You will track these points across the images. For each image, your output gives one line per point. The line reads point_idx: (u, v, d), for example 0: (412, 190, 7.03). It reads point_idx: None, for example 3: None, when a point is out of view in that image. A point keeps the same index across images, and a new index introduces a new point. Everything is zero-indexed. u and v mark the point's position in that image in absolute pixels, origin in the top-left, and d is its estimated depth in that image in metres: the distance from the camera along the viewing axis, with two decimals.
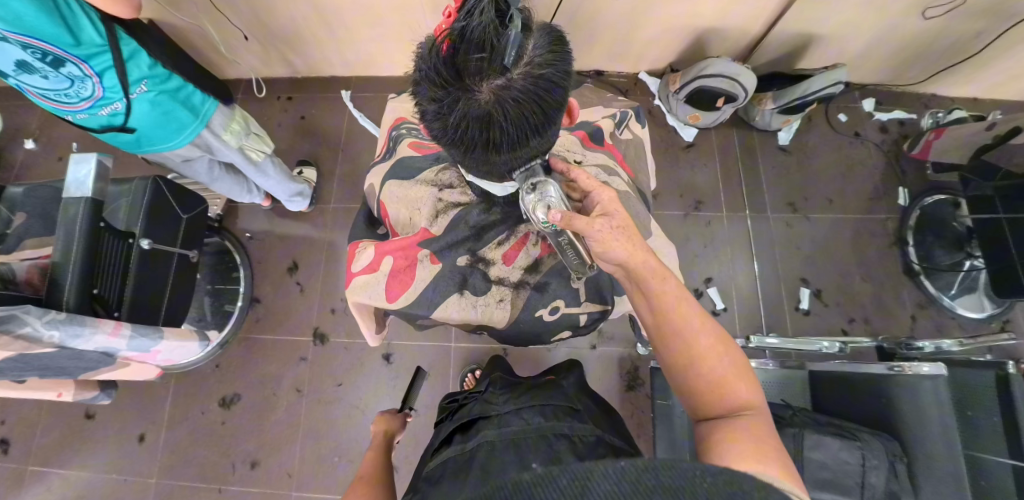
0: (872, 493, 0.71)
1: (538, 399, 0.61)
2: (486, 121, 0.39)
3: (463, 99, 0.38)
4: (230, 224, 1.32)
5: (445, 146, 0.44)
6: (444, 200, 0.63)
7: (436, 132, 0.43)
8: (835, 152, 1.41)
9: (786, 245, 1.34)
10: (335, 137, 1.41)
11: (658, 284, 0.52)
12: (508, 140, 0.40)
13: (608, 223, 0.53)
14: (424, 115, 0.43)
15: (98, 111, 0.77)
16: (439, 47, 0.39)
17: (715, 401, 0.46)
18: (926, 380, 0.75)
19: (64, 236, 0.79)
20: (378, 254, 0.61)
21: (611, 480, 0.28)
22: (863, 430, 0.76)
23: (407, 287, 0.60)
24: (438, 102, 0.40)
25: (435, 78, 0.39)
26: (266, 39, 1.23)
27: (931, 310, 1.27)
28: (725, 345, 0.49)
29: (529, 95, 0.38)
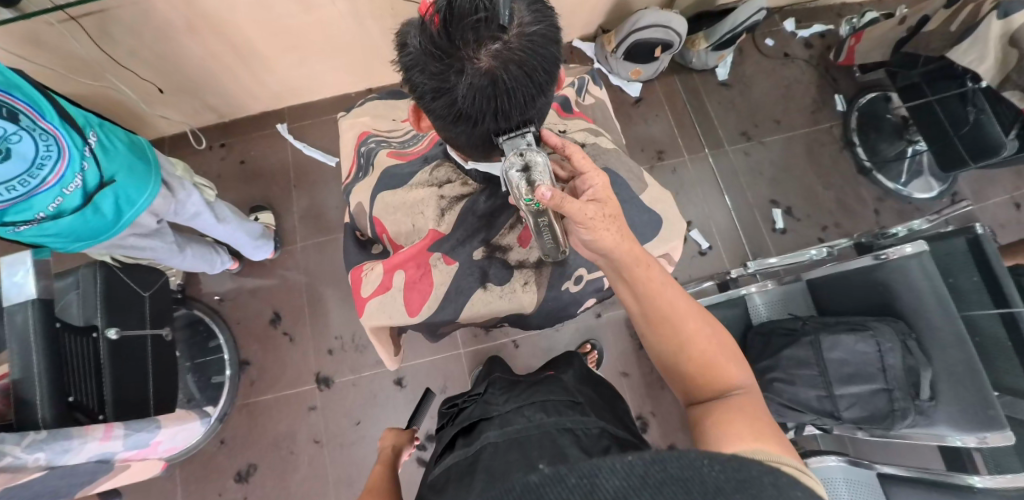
0: (894, 373, 0.76)
1: (538, 395, 0.59)
2: (495, 93, 0.35)
3: (464, 73, 0.34)
4: (193, 292, 1.22)
5: (444, 124, 0.40)
6: (446, 197, 0.59)
7: (437, 111, 0.39)
8: (771, 75, 1.48)
9: (750, 173, 1.40)
10: (283, 175, 1.33)
11: (644, 273, 0.53)
12: (518, 108, 0.37)
13: (598, 210, 0.52)
14: (419, 94, 0.39)
15: (70, 183, 0.66)
16: (427, 17, 0.34)
17: (707, 385, 0.47)
18: (912, 259, 0.80)
19: (18, 347, 0.71)
20: (388, 272, 0.59)
21: (618, 475, 0.23)
22: (870, 319, 0.81)
23: (427, 296, 0.58)
24: (435, 80, 0.36)
25: (429, 52, 0.35)
26: (182, 86, 1.13)
27: (888, 200, 1.37)
28: (712, 329, 0.51)
29: (533, 57, 0.35)
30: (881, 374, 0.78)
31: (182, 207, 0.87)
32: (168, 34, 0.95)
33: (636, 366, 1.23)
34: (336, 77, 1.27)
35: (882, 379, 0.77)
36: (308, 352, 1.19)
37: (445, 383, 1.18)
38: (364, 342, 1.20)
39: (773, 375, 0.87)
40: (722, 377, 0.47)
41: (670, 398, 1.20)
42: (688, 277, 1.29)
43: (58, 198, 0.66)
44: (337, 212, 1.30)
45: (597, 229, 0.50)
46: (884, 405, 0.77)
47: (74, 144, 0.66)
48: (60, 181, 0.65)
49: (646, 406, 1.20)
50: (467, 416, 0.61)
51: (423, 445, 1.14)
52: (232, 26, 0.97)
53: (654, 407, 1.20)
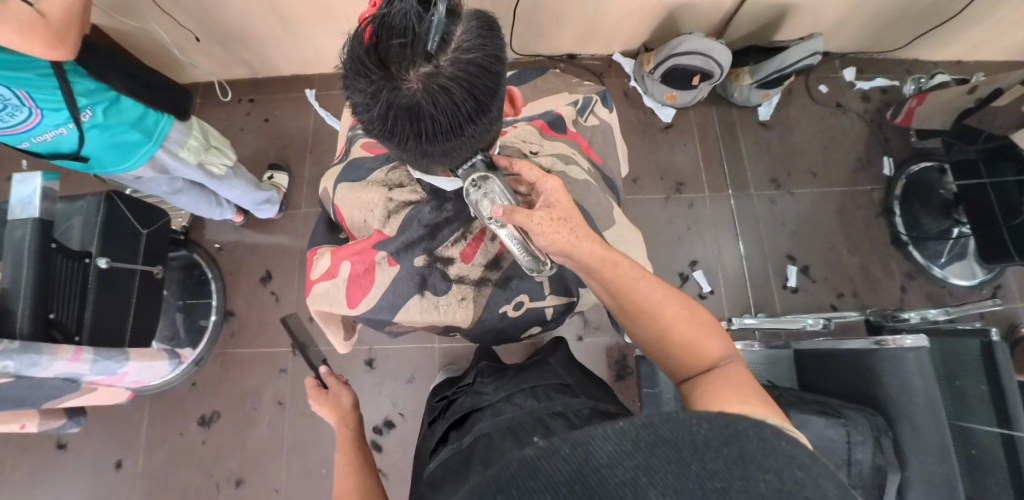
0: (859, 469, 0.68)
1: (527, 383, 0.59)
2: (418, 116, 0.34)
3: (387, 91, 0.33)
4: (197, 236, 1.27)
5: (375, 138, 0.39)
6: (397, 200, 0.59)
7: (365, 125, 0.37)
8: (817, 124, 1.38)
9: (771, 223, 1.32)
10: (301, 139, 1.36)
11: (612, 270, 0.51)
12: (444, 134, 0.36)
13: (552, 213, 0.51)
14: (352, 106, 0.38)
15: (42, 139, 0.72)
16: (362, 30, 0.33)
17: (688, 360, 0.45)
18: (908, 352, 0.72)
19: (13, 261, 0.76)
20: (335, 259, 0.59)
21: (610, 440, 0.24)
22: (847, 408, 0.74)
23: (366, 291, 0.57)
24: (362, 93, 0.35)
25: (357, 66, 0.34)
26: (219, 38, 1.18)
27: (920, 279, 1.26)
28: (688, 307, 0.48)
29: (463, 85, 0.33)
30: (845, 468, 0.70)
31: (182, 174, 0.93)
32: None
33: None
34: None
35: (845, 474, 0.70)
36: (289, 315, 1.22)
37: (412, 373, 1.18)
38: None
39: None
40: (701, 353, 0.45)
41: None
42: None
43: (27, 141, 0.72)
44: None
45: (545, 234, 0.50)
46: None
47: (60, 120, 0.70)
48: (31, 136, 0.71)
49: None
50: (457, 410, 0.60)
51: (379, 429, 1.15)
52: None
53: None
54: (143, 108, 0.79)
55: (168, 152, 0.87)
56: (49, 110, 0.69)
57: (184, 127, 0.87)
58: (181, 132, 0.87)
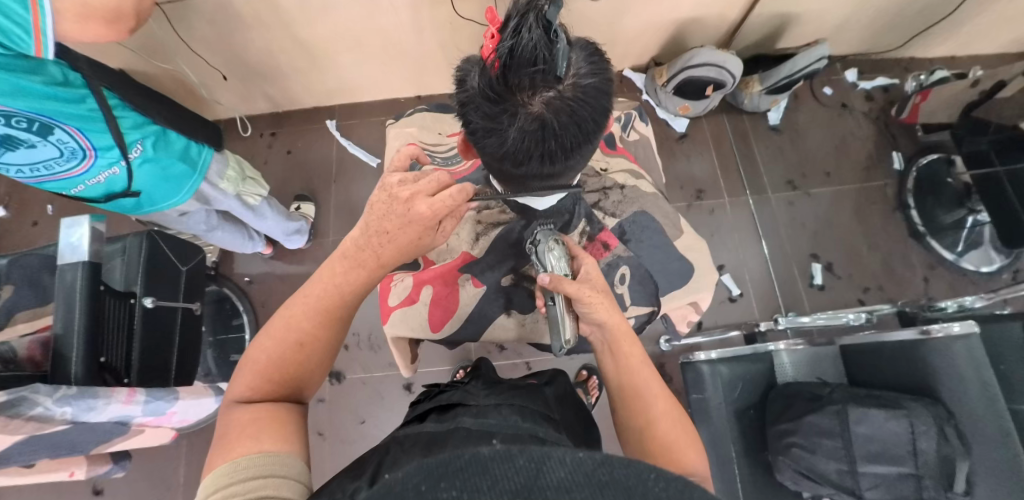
0: (925, 459, 0.70)
1: (518, 398, 0.53)
2: (544, 140, 0.36)
3: (517, 118, 0.35)
4: (227, 270, 1.27)
5: (490, 160, 0.41)
6: (483, 223, 0.67)
7: (483, 148, 0.40)
8: (825, 125, 1.43)
9: (791, 223, 1.35)
10: (325, 169, 1.38)
11: (629, 346, 0.52)
12: (563, 154, 0.38)
13: (591, 284, 0.53)
14: (470, 130, 0.40)
15: (94, 179, 0.74)
16: (488, 61, 0.35)
17: (663, 467, 0.45)
18: (958, 340, 0.74)
19: (64, 305, 0.75)
20: (417, 285, 0.64)
21: (566, 467, 0.23)
22: (906, 399, 0.75)
23: (450, 314, 0.63)
24: (488, 120, 0.37)
25: (486, 95, 0.36)
26: (245, 74, 1.20)
27: (940, 269, 1.28)
28: (680, 413, 0.49)
29: (585, 108, 0.36)
30: (910, 457, 0.71)
31: (219, 203, 0.95)
32: (239, 24, 1.01)
33: None
34: (387, 80, 1.32)
35: (911, 464, 0.71)
36: None
37: None
38: (379, 342, 1.22)
39: (791, 439, 0.81)
40: (679, 460, 0.45)
41: None
42: (713, 322, 1.25)
43: (77, 186, 0.74)
44: None
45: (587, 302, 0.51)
46: (911, 491, 0.71)
47: (110, 156, 0.71)
48: (84, 175, 0.72)
49: None
50: (444, 398, 0.56)
51: None
52: (299, 21, 1.02)
53: None
54: (187, 140, 0.80)
55: (209, 184, 0.89)
56: (100, 146, 0.70)
57: (223, 159, 0.89)
58: (220, 164, 0.89)
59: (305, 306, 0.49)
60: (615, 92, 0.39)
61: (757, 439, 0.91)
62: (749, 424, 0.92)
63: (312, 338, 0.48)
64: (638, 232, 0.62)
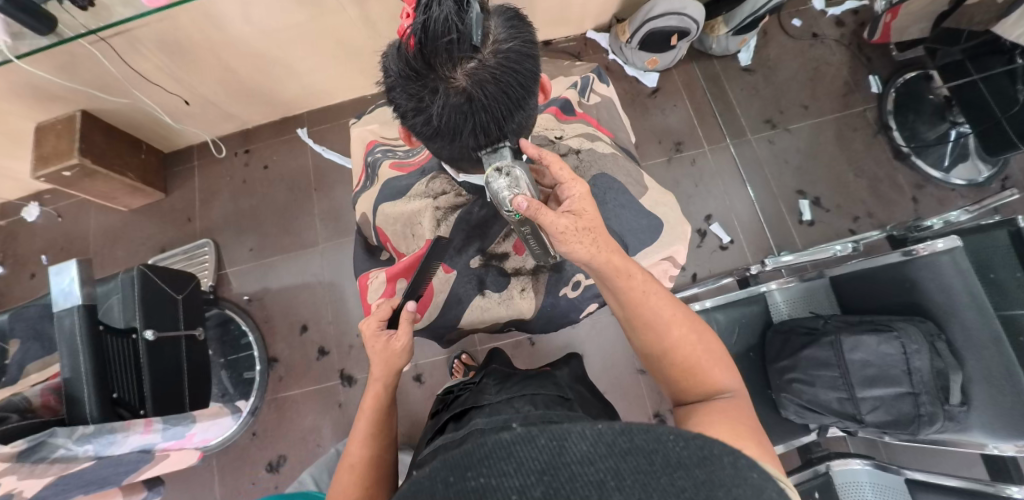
0: (921, 377, 0.71)
1: (530, 389, 0.59)
2: (471, 110, 0.36)
3: (439, 93, 0.35)
4: (225, 293, 1.30)
5: (430, 142, 0.41)
6: (442, 208, 0.66)
7: (417, 129, 0.40)
8: (798, 57, 1.40)
9: (775, 162, 1.34)
10: (303, 178, 1.38)
11: (625, 281, 0.53)
12: (496, 123, 0.38)
13: (574, 220, 0.53)
14: (401, 114, 0.40)
15: None
16: (403, 40, 0.35)
17: (693, 387, 0.50)
18: (942, 256, 0.74)
19: (68, 351, 0.77)
20: (391, 280, 0.67)
21: (588, 442, 0.25)
22: (897, 320, 0.77)
23: (428, 304, 0.66)
24: (414, 101, 0.37)
25: (408, 75, 0.36)
26: (207, 96, 1.20)
27: (929, 187, 1.28)
28: (701, 336, 0.51)
29: (508, 73, 0.35)
30: (906, 376, 0.73)
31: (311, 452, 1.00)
32: (189, 44, 1.00)
33: None
34: (350, 78, 1.30)
35: (908, 382, 0.73)
36: (332, 350, 1.25)
37: None
38: None
39: (792, 376, 0.83)
40: (708, 381, 0.49)
41: None
42: (708, 273, 1.26)
43: None
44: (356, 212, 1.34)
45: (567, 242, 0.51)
46: (910, 409, 0.73)
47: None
48: None
49: (663, 404, 1.17)
50: (459, 405, 0.61)
51: None
52: (249, 31, 1.02)
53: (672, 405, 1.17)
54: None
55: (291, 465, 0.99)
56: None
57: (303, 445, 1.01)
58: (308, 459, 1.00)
59: (357, 435, 0.53)
60: (541, 57, 0.39)
61: (761, 380, 0.93)
62: (751, 367, 0.94)
63: (364, 457, 0.51)
64: (603, 194, 0.62)
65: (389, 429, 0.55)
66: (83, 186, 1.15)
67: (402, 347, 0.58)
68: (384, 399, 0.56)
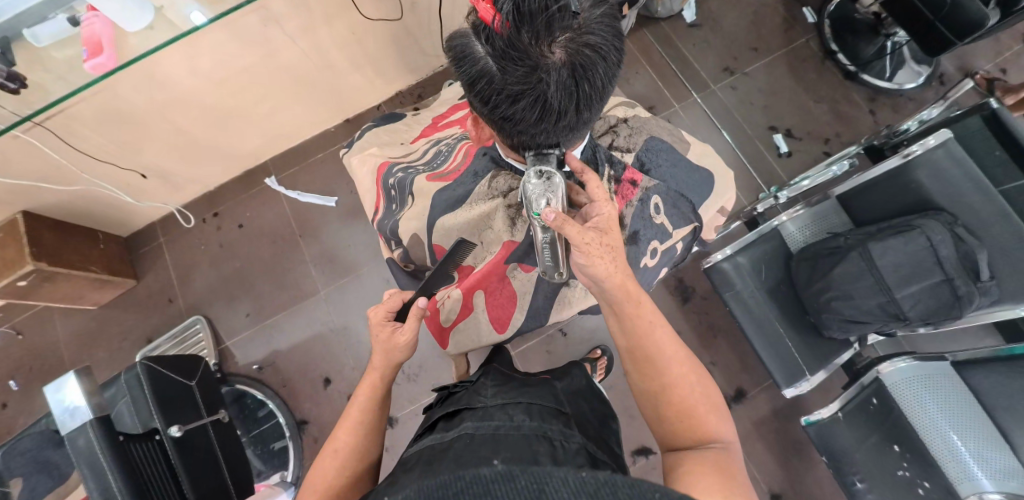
0: (950, 264, 0.76)
1: (527, 396, 0.57)
2: (578, 83, 0.35)
3: (546, 70, 0.34)
4: (231, 368, 1.20)
5: (525, 131, 0.39)
6: (513, 205, 0.62)
7: (514, 119, 0.38)
8: (737, 4, 1.47)
9: (742, 106, 1.40)
10: (284, 228, 1.29)
11: (635, 306, 0.55)
12: (598, 93, 0.37)
13: (600, 236, 0.53)
14: (491, 107, 0.38)
15: None
16: (496, 23, 0.33)
17: (686, 431, 0.50)
18: (937, 150, 0.81)
19: (92, 472, 0.68)
20: (468, 294, 0.67)
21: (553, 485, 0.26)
22: (915, 218, 0.81)
23: (511, 310, 0.68)
24: (514, 87, 0.35)
25: (506, 59, 0.34)
26: (162, 165, 1.10)
27: (880, 98, 1.38)
28: (695, 378, 0.53)
29: (604, 37, 0.35)
30: (937, 266, 0.78)
31: None
32: (137, 111, 0.92)
33: (684, 322, 1.23)
34: (312, 113, 1.24)
35: (941, 271, 0.77)
36: None
37: None
38: (415, 370, 1.19)
39: (830, 296, 0.87)
40: (700, 428, 0.49)
41: (725, 343, 1.21)
42: None
43: None
44: (351, 249, 1.28)
45: (589, 255, 0.51)
46: (949, 295, 0.78)
47: None
48: None
49: (704, 357, 1.20)
50: (453, 403, 0.59)
51: None
52: (201, 84, 0.94)
53: (712, 356, 1.20)
54: None
55: None
56: None
57: None
58: None
59: (347, 420, 0.54)
60: (620, 13, 0.38)
61: (796, 308, 0.98)
62: (784, 298, 0.97)
63: (349, 445, 0.53)
64: (655, 158, 0.62)
65: (379, 419, 0.56)
66: (45, 292, 1.03)
67: (406, 343, 0.58)
68: (375, 391, 0.57)
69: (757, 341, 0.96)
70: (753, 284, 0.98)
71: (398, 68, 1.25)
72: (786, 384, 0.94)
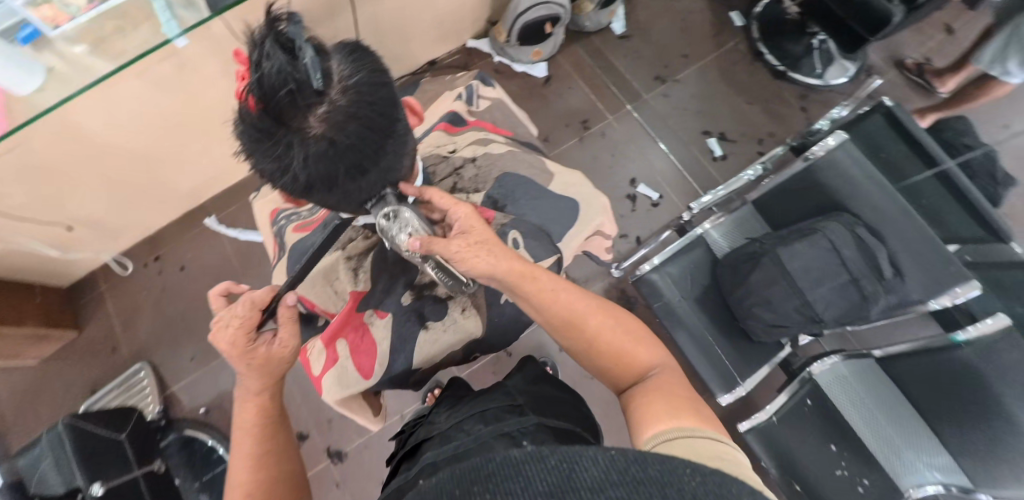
0: (855, 263, 0.78)
1: (480, 407, 0.57)
2: (335, 153, 0.38)
3: (298, 142, 0.38)
4: (178, 413, 1.19)
5: (312, 195, 0.43)
6: (354, 258, 0.68)
7: (294, 187, 0.42)
8: (665, 13, 1.49)
9: (675, 112, 1.41)
10: (227, 267, 1.29)
11: (533, 284, 0.52)
12: (367, 157, 0.40)
13: (467, 237, 0.52)
14: (274, 174, 0.42)
15: None
16: (251, 103, 0.38)
17: (621, 371, 0.50)
18: (836, 152, 0.83)
19: None
20: (330, 343, 0.65)
21: (599, 466, 0.20)
22: (819, 221, 0.83)
23: (375, 358, 0.66)
24: (278, 157, 0.39)
25: (267, 133, 0.39)
26: (94, 214, 1.10)
27: (810, 95, 1.40)
28: (619, 323, 0.52)
29: (359, 108, 0.38)
30: (843, 268, 0.79)
31: None
32: (53, 166, 0.92)
33: None
34: None
35: (847, 272, 0.79)
36: (311, 431, 1.17)
37: None
38: None
39: (750, 301, 0.87)
40: (634, 361, 0.50)
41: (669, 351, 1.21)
42: (650, 232, 1.31)
43: None
44: None
45: (466, 260, 0.50)
46: (857, 295, 0.79)
47: None
48: None
49: None
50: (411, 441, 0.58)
51: None
52: (119, 133, 0.95)
53: None
54: None
55: None
56: None
57: None
58: None
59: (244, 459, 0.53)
60: (392, 83, 0.41)
61: (724, 314, 0.98)
62: (711, 305, 0.98)
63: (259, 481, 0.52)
64: (510, 193, 0.63)
65: (279, 437, 0.57)
66: None
67: (289, 352, 0.56)
68: (255, 412, 0.55)
69: (687, 350, 0.96)
70: (680, 293, 0.99)
71: None
72: (722, 391, 0.94)
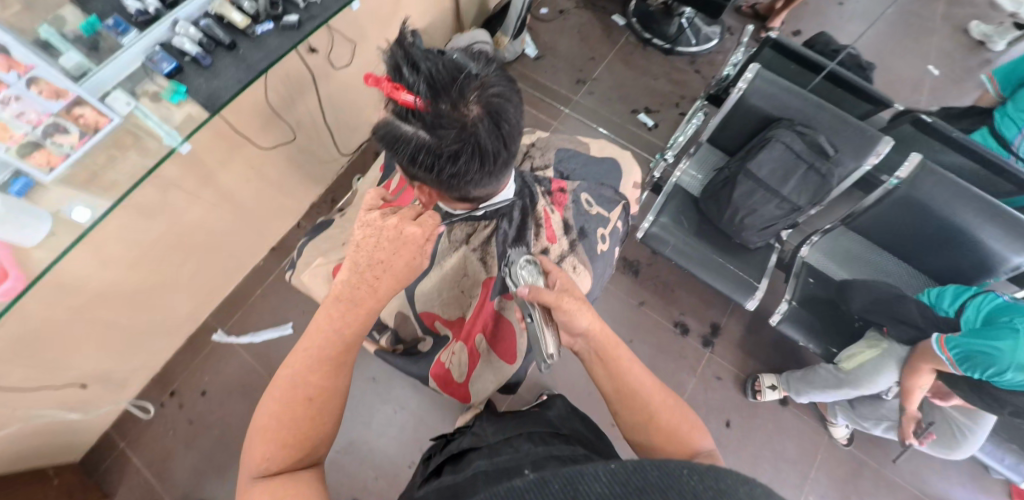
0: (807, 154, 0.97)
1: (527, 424, 0.52)
2: (499, 120, 0.48)
3: (471, 122, 0.47)
4: None
5: (473, 173, 0.51)
6: (476, 247, 0.69)
7: (464, 167, 0.49)
8: (563, 30, 1.75)
9: (604, 103, 1.64)
10: (248, 377, 1.23)
11: (614, 347, 0.54)
12: (513, 122, 0.50)
13: (571, 294, 0.56)
14: (440, 168, 0.49)
15: None
16: (419, 105, 0.45)
17: (670, 445, 0.48)
18: (755, 80, 0.99)
19: None
20: (470, 339, 0.72)
21: (602, 481, 0.23)
22: (769, 133, 1.02)
23: (512, 343, 0.73)
24: (454, 141, 0.47)
25: (438, 126, 0.46)
26: (97, 369, 1.01)
27: (696, 60, 1.71)
28: (683, 415, 0.51)
29: (499, 83, 0.49)
30: (800, 160, 0.98)
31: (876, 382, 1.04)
32: (60, 323, 0.86)
33: (646, 292, 1.36)
34: (236, 254, 1.22)
35: (803, 162, 0.97)
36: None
37: None
38: None
39: (741, 215, 1.06)
40: (682, 443, 0.48)
41: (684, 292, 1.36)
42: None
43: None
44: None
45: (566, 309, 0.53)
46: (817, 179, 0.98)
47: None
48: None
49: (674, 311, 1.34)
50: (454, 448, 0.54)
51: None
52: (122, 267, 0.92)
53: (680, 308, 1.34)
54: None
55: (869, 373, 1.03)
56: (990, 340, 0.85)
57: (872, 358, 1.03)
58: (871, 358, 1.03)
59: (316, 348, 0.48)
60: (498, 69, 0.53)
61: (721, 237, 1.15)
62: (710, 233, 1.15)
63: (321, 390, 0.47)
64: (573, 167, 0.81)
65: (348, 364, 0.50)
66: None
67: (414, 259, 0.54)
68: (333, 341, 0.49)
69: (707, 276, 1.11)
70: (682, 234, 1.14)
71: (303, 181, 1.30)
72: (746, 298, 1.09)
